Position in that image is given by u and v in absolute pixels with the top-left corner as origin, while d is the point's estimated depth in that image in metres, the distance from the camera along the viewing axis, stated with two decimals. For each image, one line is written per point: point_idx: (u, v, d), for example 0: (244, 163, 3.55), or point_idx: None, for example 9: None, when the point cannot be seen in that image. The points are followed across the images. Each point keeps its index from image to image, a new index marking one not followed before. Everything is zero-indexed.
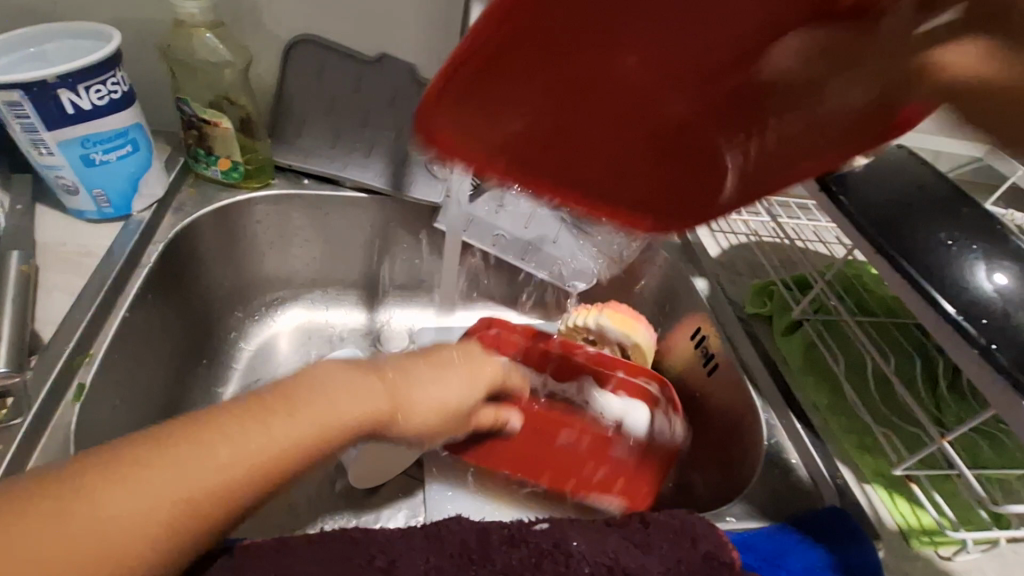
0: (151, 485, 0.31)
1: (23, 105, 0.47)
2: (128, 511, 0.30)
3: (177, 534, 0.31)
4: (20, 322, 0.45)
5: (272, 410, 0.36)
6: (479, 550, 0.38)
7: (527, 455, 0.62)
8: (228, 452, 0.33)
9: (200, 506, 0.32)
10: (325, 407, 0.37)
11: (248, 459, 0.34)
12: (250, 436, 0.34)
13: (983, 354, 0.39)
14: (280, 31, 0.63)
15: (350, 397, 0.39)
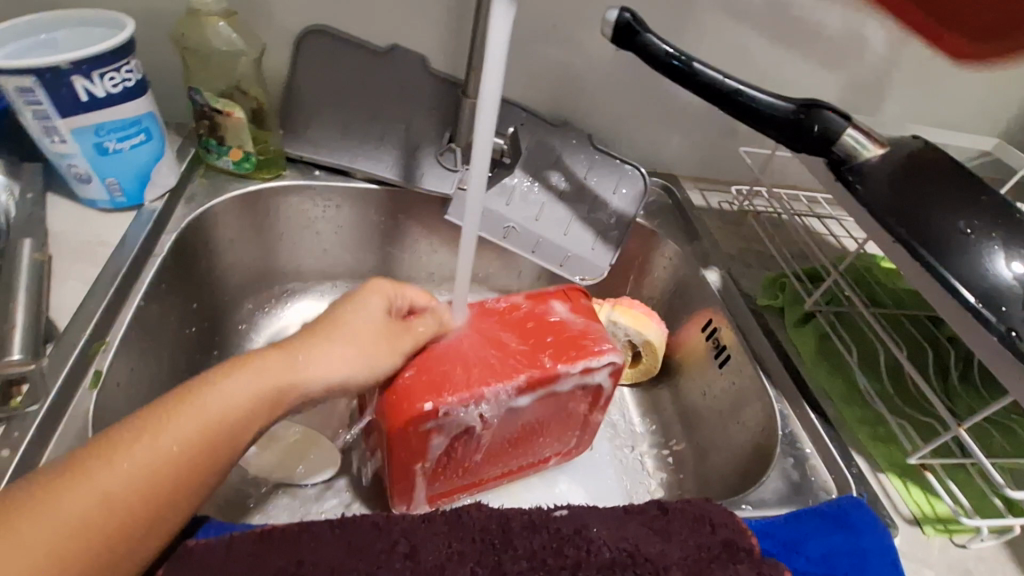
0: (42, 520, 0.31)
1: (35, 92, 0.46)
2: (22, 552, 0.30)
3: (90, 564, 0.32)
4: (35, 310, 0.45)
5: (148, 426, 0.36)
6: (500, 535, 0.38)
7: (483, 358, 0.49)
8: (120, 478, 0.34)
9: (99, 528, 0.32)
10: (203, 406, 0.38)
11: (147, 472, 0.35)
12: (137, 453, 0.35)
13: (1003, 341, 0.39)
14: (292, 21, 0.63)
15: (230, 392, 0.39)
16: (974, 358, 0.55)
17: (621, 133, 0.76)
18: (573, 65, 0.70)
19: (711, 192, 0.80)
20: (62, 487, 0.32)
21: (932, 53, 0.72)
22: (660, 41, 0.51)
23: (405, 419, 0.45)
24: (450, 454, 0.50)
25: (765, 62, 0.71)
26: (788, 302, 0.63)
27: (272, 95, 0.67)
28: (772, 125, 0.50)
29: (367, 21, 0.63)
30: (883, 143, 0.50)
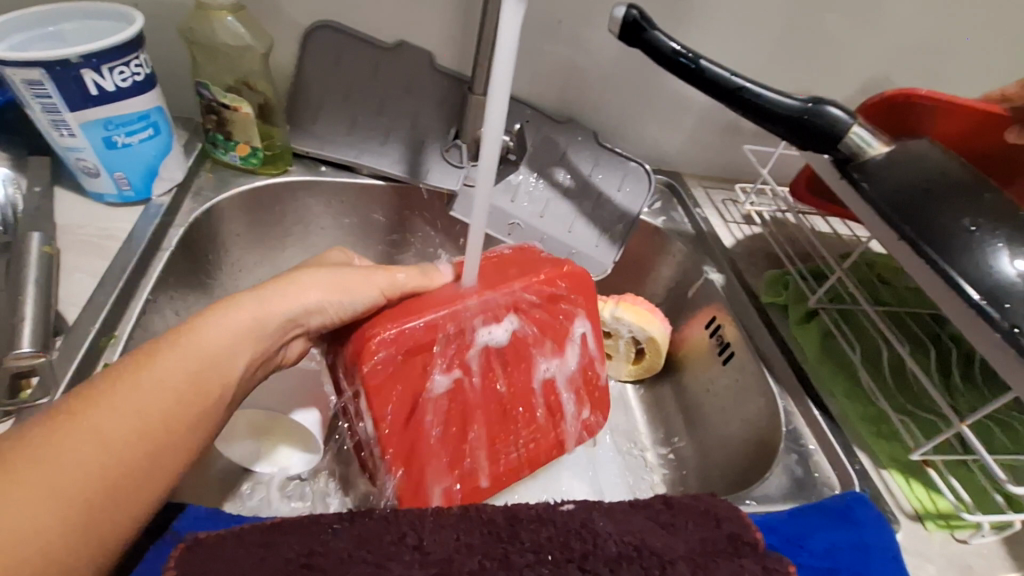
0: (39, 475, 0.30)
1: (44, 84, 0.46)
2: (24, 510, 0.29)
3: (102, 513, 0.32)
4: (44, 303, 0.45)
5: (128, 373, 0.35)
6: (508, 529, 0.38)
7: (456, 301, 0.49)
8: (113, 422, 0.33)
9: (109, 475, 0.32)
10: (184, 352, 0.38)
11: (141, 413, 0.34)
12: (127, 397, 0.34)
13: (1006, 337, 0.39)
14: (300, 16, 0.63)
15: (208, 333, 0.39)
16: (976, 355, 0.56)
17: (627, 130, 0.76)
18: (578, 62, 0.70)
19: (714, 190, 0.80)
20: (49, 443, 0.31)
21: (935, 54, 0.73)
22: (667, 38, 0.51)
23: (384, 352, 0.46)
24: (444, 406, 0.49)
25: (770, 61, 0.71)
26: (791, 299, 0.63)
27: (278, 90, 0.67)
28: (774, 123, 0.50)
29: (374, 16, 0.63)
30: (887, 142, 0.51)
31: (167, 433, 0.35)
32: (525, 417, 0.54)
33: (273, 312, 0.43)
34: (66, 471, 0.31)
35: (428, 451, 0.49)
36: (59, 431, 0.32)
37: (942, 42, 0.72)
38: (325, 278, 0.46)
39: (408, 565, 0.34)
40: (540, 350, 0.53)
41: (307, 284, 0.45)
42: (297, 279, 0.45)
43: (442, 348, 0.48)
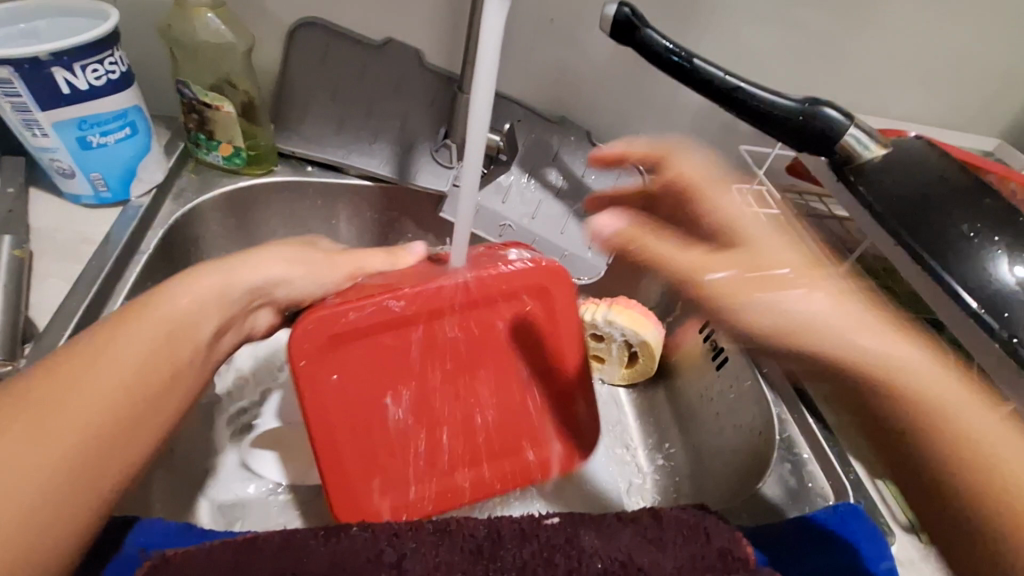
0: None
1: (13, 83, 0.45)
2: None
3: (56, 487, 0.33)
4: (13, 310, 0.43)
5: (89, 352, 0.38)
6: (490, 546, 0.37)
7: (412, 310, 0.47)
8: (70, 399, 0.35)
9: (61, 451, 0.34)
10: (145, 327, 0.40)
11: (117, 381, 0.37)
12: (83, 375, 0.36)
13: (1005, 348, 0.38)
14: (285, 13, 0.61)
15: (173, 304, 0.42)
16: (973, 361, 0.54)
17: (621, 130, 0.74)
18: (570, 62, 0.68)
19: (710, 192, 0.79)
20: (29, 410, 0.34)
21: (936, 53, 0.71)
22: (659, 37, 0.50)
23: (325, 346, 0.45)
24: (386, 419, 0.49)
25: (765, 61, 0.69)
26: None
27: (263, 89, 0.66)
28: (768, 124, 0.48)
29: (360, 13, 0.62)
30: (887, 144, 0.49)
31: (142, 399, 0.38)
32: (482, 432, 0.52)
33: (231, 285, 0.45)
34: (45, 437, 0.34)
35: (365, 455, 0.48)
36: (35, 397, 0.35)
37: (942, 41, 0.70)
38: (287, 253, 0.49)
39: None
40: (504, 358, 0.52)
41: (266, 257, 0.48)
42: (259, 252, 0.48)
43: (401, 338, 0.48)
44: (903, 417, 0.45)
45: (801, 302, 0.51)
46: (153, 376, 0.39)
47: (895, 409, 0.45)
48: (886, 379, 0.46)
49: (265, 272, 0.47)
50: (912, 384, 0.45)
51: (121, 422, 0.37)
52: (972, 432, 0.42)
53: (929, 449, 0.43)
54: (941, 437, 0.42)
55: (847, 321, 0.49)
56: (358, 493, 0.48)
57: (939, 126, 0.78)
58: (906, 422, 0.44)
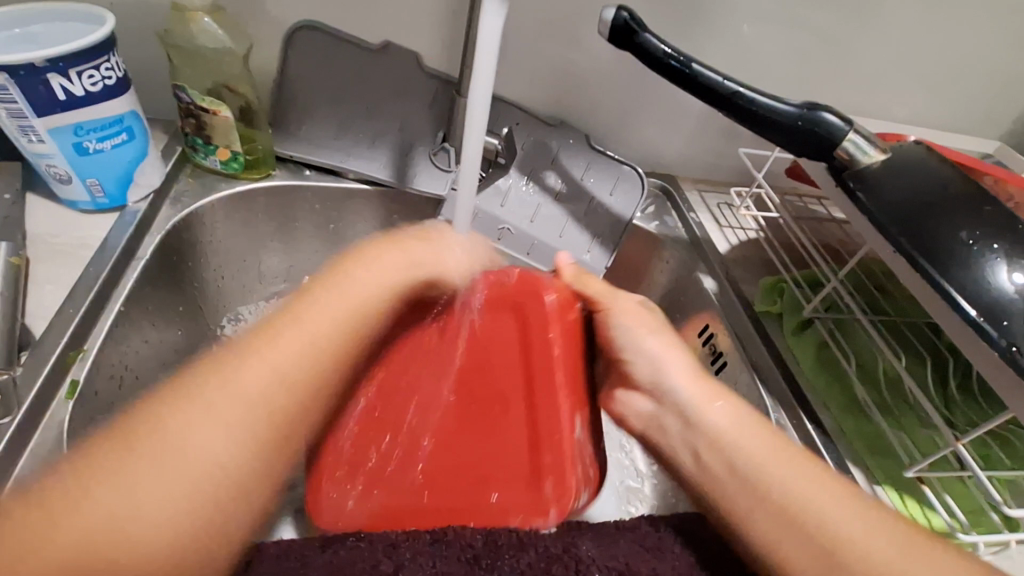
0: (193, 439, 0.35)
1: (9, 89, 0.45)
2: (190, 463, 0.35)
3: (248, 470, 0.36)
4: (9, 317, 0.43)
5: (257, 348, 0.40)
6: (488, 556, 0.37)
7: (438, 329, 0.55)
8: (256, 392, 0.39)
9: (261, 438, 0.38)
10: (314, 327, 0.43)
11: (295, 356, 0.41)
12: (263, 365, 0.40)
13: (1003, 356, 0.37)
14: (282, 17, 0.61)
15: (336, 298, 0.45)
16: (973, 368, 0.54)
17: (620, 133, 0.74)
18: (570, 64, 0.68)
19: (710, 194, 0.79)
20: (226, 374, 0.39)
21: (937, 54, 0.71)
22: (658, 41, 0.49)
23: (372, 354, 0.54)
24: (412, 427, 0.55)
25: (766, 63, 0.69)
26: (787, 307, 0.61)
27: (262, 92, 0.65)
28: (767, 130, 0.48)
29: (358, 15, 0.61)
30: (885, 150, 0.49)
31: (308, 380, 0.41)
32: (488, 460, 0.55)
33: (396, 271, 0.49)
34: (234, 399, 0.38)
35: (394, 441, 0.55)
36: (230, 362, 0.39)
37: (944, 43, 0.70)
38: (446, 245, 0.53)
39: None
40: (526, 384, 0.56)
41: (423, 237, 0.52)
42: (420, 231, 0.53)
43: (453, 338, 0.56)
44: (776, 543, 0.38)
45: (714, 413, 0.45)
46: (318, 353, 0.42)
47: (787, 542, 0.38)
48: (781, 504, 0.39)
49: (424, 253, 0.51)
50: (837, 526, 0.38)
51: (290, 399, 0.40)
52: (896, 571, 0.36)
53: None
54: (841, 569, 0.36)
55: (787, 454, 0.42)
56: (374, 494, 0.52)
57: (939, 128, 0.78)
58: (781, 550, 0.38)
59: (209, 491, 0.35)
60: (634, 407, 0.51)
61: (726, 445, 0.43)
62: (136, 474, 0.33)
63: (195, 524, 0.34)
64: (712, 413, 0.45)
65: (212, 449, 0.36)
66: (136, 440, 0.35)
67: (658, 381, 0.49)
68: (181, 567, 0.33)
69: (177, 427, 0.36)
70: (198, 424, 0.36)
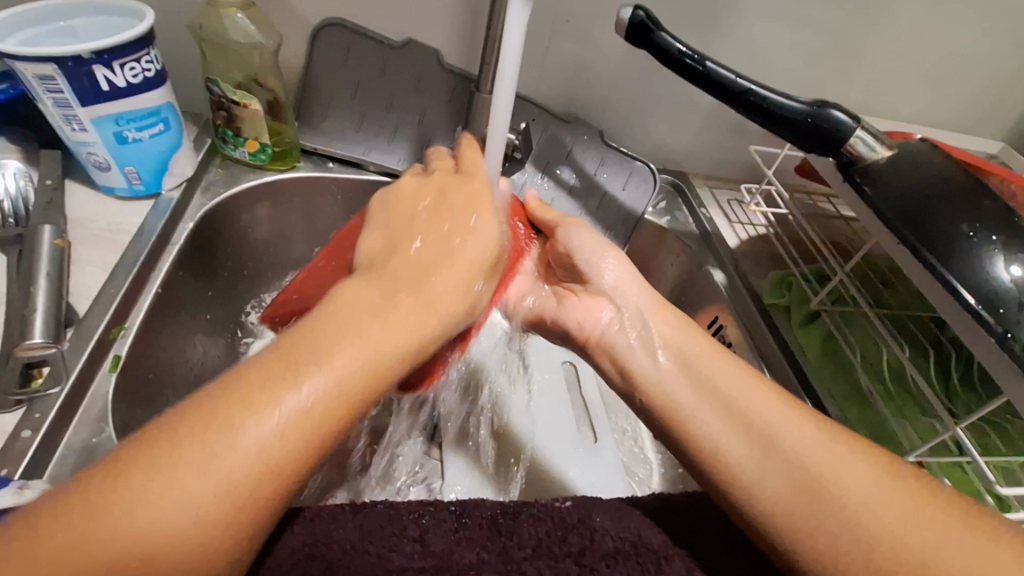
0: (183, 478, 0.29)
1: (56, 79, 0.47)
2: (164, 519, 0.28)
3: (228, 518, 0.29)
4: (56, 295, 0.45)
5: (282, 373, 0.32)
6: (506, 524, 0.39)
7: None
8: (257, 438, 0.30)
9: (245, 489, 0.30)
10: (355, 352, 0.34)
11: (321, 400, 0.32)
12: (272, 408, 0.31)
13: (999, 342, 0.39)
14: (309, 13, 0.63)
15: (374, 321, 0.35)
16: (975, 360, 0.55)
17: (634, 129, 0.76)
18: (585, 62, 0.70)
19: (720, 191, 0.80)
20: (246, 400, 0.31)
21: (945, 57, 0.73)
22: (673, 40, 0.51)
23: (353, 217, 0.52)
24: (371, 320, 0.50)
25: (777, 63, 0.71)
26: (794, 301, 0.63)
27: (287, 86, 0.68)
28: (778, 125, 0.50)
29: (382, 14, 0.63)
30: (891, 146, 0.51)
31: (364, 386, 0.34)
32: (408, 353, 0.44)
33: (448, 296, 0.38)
34: (239, 437, 0.30)
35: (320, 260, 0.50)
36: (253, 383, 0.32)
37: (951, 46, 0.72)
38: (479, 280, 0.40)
39: (410, 556, 0.36)
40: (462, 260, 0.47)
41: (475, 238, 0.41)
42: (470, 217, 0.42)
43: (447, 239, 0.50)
44: (722, 451, 0.40)
45: (659, 322, 0.47)
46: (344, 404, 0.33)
47: (731, 438, 0.40)
48: (731, 408, 0.41)
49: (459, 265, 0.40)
50: (775, 428, 0.40)
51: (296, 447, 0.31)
52: (830, 472, 0.37)
53: (762, 484, 0.37)
54: (775, 450, 0.38)
55: (728, 363, 0.44)
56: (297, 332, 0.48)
57: (945, 129, 0.80)
58: (727, 453, 0.39)
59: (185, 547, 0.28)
60: (580, 314, 0.51)
61: (683, 355, 0.45)
62: (134, 509, 0.28)
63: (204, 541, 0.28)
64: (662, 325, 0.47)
65: (204, 505, 0.28)
66: (136, 467, 0.28)
67: (611, 290, 0.50)
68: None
69: (174, 458, 0.29)
70: (199, 464, 0.29)
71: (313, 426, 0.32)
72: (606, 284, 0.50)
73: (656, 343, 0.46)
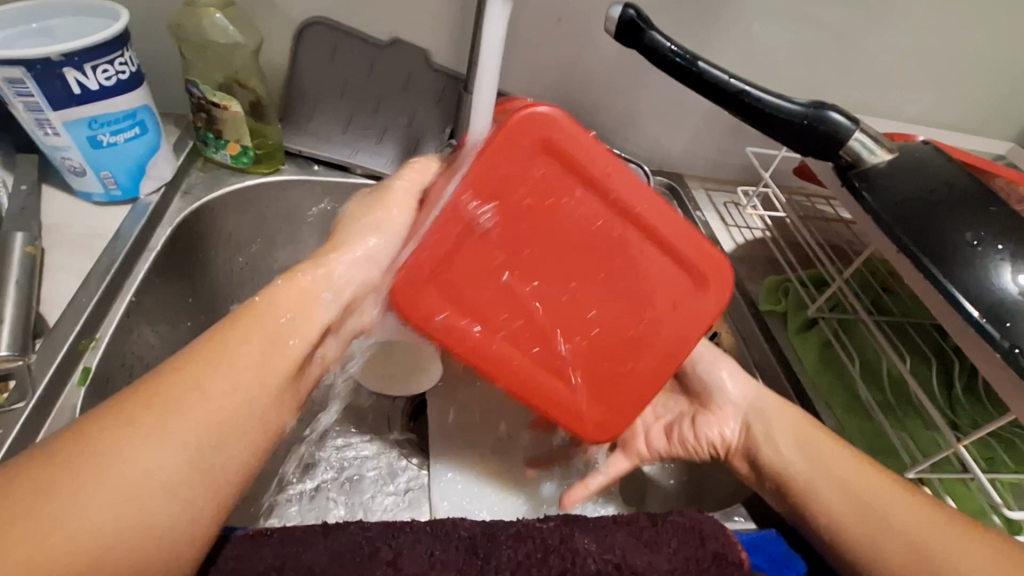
0: (149, 438, 0.33)
1: (25, 83, 0.46)
2: (132, 477, 0.31)
3: (182, 480, 0.33)
4: (25, 304, 0.44)
5: (224, 342, 0.38)
6: (486, 546, 0.37)
7: (574, 229, 0.41)
8: (214, 401, 0.35)
9: (205, 452, 0.34)
10: (277, 327, 0.40)
11: (252, 364, 0.38)
12: (218, 375, 0.36)
13: (1006, 358, 0.37)
14: (292, 12, 0.61)
15: (290, 294, 0.41)
16: (979, 371, 0.53)
17: (629, 130, 0.74)
18: (577, 62, 0.68)
19: (717, 193, 0.79)
20: (181, 384, 0.35)
21: (950, 54, 0.70)
22: (664, 39, 0.49)
23: (521, 156, 0.39)
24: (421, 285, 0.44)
25: (776, 60, 0.69)
26: (791, 307, 0.61)
27: (272, 88, 0.66)
28: (773, 128, 0.48)
29: (366, 12, 0.61)
30: (891, 149, 0.48)
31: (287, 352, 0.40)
32: None
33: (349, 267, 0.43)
34: (177, 418, 0.34)
35: (495, 224, 0.41)
36: (184, 374, 0.36)
37: (956, 44, 0.69)
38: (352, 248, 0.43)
39: None
40: (577, 326, 0.44)
41: (374, 222, 0.45)
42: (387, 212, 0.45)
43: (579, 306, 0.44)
44: (842, 522, 0.42)
45: (779, 412, 0.48)
46: (267, 370, 0.38)
47: (841, 509, 0.42)
48: (839, 480, 0.43)
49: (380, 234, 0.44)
50: (879, 494, 0.42)
51: (242, 407, 0.36)
52: (939, 541, 0.39)
53: (880, 552, 0.40)
54: (886, 523, 0.41)
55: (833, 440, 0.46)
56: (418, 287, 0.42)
57: (950, 128, 0.77)
58: (841, 523, 0.42)
59: (149, 512, 0.31)
60: (653, 404, 0.56)
61: (794, 431, 0.47)
62: (111, 459, 0.31)
63: (163, 504, 0.32)
64: (778, 415, 0.48)
65: (172, 459, 0.33)
66: (85, 446, 0.31)
67: (745, 405, 0.49)
68: (152, 540, 0.31)
69: (124, 437, 0.32)
70: (136, 444, 0.32)
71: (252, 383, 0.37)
72: (734, 396, 0.50)
73: (769, 429, 0.47)
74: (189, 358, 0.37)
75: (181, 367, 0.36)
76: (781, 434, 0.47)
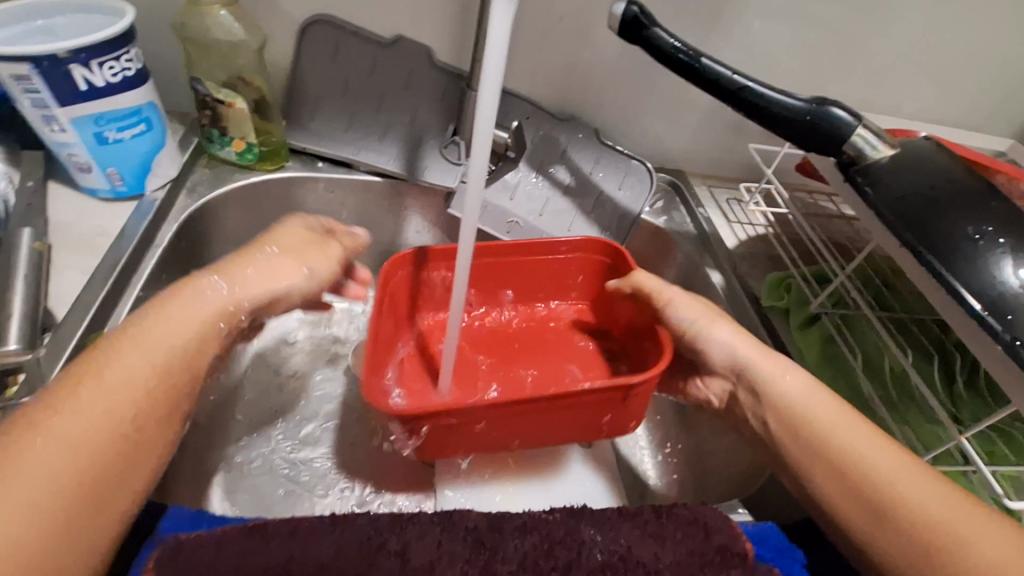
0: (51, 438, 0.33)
1: (32, 79, 0.46)
2: (32, 478, 0.32)
3: (85, 476, 0.33)
4: (34, 299, 0.45)
5: (127, 343, 0.39)
6: (491, 537, 0.38)
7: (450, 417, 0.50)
8: (117, 399, 0.36)
9: (106, 450, 0.35)
10: (180, 329, 0.41)
11: (157, 363, 0.39)
12: (124, 374, 0.37)
13: (1008, 351, 0.37)
14: (295, 11, 0.62)
15: (188, 305, 0.42)
16: (980, 365, 0.53)
17: (630, 128, 0.74)
18: (578, 59, 0.68)
19: (719, 190, 0.79)
20: (86, 384, 0.36)
21: (951, 51, 0.70)
22: (667, 35, 0.50)
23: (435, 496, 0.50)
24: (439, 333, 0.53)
25: (776, 58, 0.69)
26: (793, 302, 0.61)
27: (275, 86, 0.67)
28: (775, 125, 0.48)
29: (369, 9, 0.62)
30: (893, 145, 0.49)
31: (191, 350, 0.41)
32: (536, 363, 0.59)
33: (260, 288, 0.45)
34: (83, 414, 0.35)
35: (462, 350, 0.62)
36: (88, 376, 0.36)
37: (957, 41, 0.70)
38: (259, 277, 0.45)
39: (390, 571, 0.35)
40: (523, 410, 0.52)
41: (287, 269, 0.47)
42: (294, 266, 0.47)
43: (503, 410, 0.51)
44: (836, 503, 0.41)
45: (784, 383, 0.46)
46: (173, 365, 0.39)
47: (842, 494, 0.41)
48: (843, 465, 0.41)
49: (280, 271, 0.46)
50: (880, 468, 0.40)
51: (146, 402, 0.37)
52: (946, 521, 0.37)
53: (877, 541, 0.39)
54: (886, 512, 0.39)
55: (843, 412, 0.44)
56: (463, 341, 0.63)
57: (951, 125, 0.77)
58: (840, 505, 0.41)
59: (50, 508, 0.32)
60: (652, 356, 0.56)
61: (790, 408, 0.45)
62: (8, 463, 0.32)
63: (65, 504, 0.32)
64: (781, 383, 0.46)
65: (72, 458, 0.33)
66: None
67: (737, 363, 0.49)
68: (57, 540, 0.31)
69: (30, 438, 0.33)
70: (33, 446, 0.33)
71: (162, 379, 0.38)
72: (727, 358, 0.49)
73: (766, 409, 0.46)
74: (74, 380, 0.36)
75: (71, 381, 0.36)
76: (776, 418, 0.45)
